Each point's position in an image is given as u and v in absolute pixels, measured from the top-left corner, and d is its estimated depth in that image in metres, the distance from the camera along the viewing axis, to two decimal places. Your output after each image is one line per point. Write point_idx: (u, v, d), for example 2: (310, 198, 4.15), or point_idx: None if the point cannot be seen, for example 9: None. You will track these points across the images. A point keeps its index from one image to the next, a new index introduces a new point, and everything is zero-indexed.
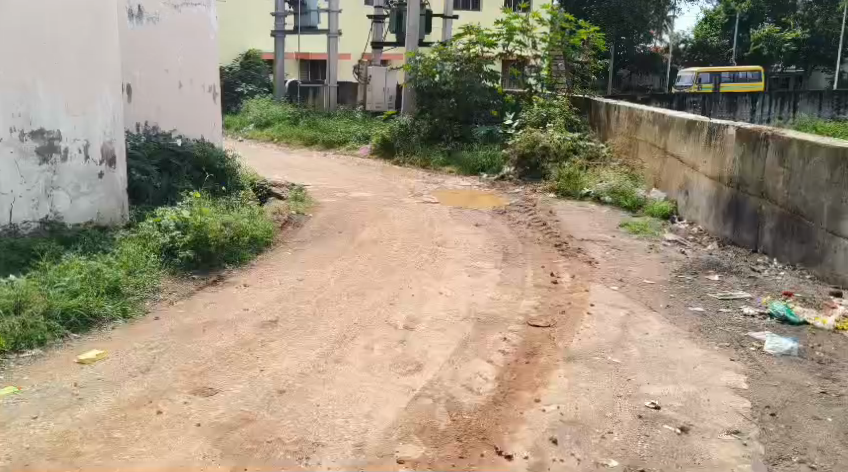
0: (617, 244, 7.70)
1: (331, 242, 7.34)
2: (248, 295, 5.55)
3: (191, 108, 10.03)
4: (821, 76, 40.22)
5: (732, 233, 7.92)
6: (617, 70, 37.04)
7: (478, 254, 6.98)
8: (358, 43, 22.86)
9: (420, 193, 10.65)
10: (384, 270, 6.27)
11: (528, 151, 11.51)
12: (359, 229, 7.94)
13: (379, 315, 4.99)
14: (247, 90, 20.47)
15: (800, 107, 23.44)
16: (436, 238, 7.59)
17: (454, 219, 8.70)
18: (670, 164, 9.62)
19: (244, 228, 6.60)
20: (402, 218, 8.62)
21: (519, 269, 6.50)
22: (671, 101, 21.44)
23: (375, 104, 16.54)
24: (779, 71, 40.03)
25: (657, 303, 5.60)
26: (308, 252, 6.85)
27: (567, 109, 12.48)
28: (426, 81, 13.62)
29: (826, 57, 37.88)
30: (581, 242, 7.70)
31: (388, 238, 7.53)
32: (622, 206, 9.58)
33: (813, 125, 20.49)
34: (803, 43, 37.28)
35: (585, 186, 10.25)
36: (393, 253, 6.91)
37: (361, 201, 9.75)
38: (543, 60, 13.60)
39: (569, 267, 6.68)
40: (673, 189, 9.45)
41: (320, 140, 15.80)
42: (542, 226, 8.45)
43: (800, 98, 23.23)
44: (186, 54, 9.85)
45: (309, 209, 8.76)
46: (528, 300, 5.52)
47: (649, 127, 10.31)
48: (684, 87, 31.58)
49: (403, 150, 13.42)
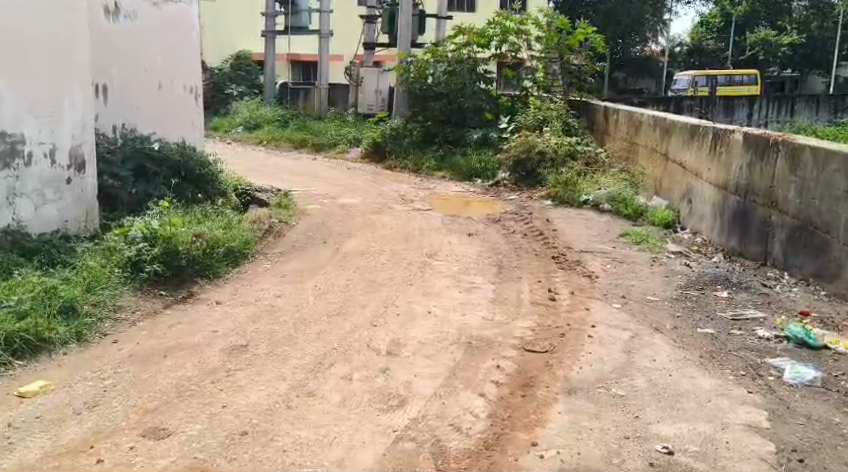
0: (618, 256, 7.28)
1: (313, 253, 6.90)
2: (219, 314, 5.09)
3: (171, 109, 9.61)
4: (817, 81, 39.95)
5: (739, 244, 7.51)
6: (612, 73, 36.66)
7: (470, 267, 6.55)
8: (348, 45, 22.38)
9: (411, 199, 10.21)
10: (368, 285, 5.83)
11: (523, 155, 11.10)
12: (345, 239, 7.50)
13: (360, 338, 4.55)
14: (236, 92, 20.07)
15: (799, 111, 23.09)
16: (426, 249, 7.17)
17: (445, 228, 8.28)
18: (672, 170, 9.21)
19: (219, 240, 6.16)
20: (391, 227, 8.19)
21: (513, 284, 6.08)
22: (668, 104, 21.05)
23: (366, 107, 16.34)
24: (775, 75, 39.72)
25: (664, 323, 5.15)
26: (288, 266, 6.41)
27: (564, 112, 12.05)
28: (418, 83, 13.17)
29: (822, 61, 37.57)
30: (580, 254, 7.28)
31: (375, 249, 7.10)
32: (621, 214, 9.17)
33: (812, 129, 20.13)
34: (799, 47, 36.98)
35: (583, 193, 9.85)
36: (380, 266, 6.48)
37: (348, 208, 9.31)
38: (538, 62, 13.17)
39: (567, 281, 6.26)
40: (676, 196, 9.04)
41: (310, 142, 15.36)
42: (538, 236, 8.03)
43: (798, 102, 22.85)
44: (165, 54, 9.41)
45: (292, 217, 8.33)
46: (524, 320, 5.08)
47: (650, 131, 9.91)
48: (679, 90, 31.20)
49: (393, 154, 13.01)
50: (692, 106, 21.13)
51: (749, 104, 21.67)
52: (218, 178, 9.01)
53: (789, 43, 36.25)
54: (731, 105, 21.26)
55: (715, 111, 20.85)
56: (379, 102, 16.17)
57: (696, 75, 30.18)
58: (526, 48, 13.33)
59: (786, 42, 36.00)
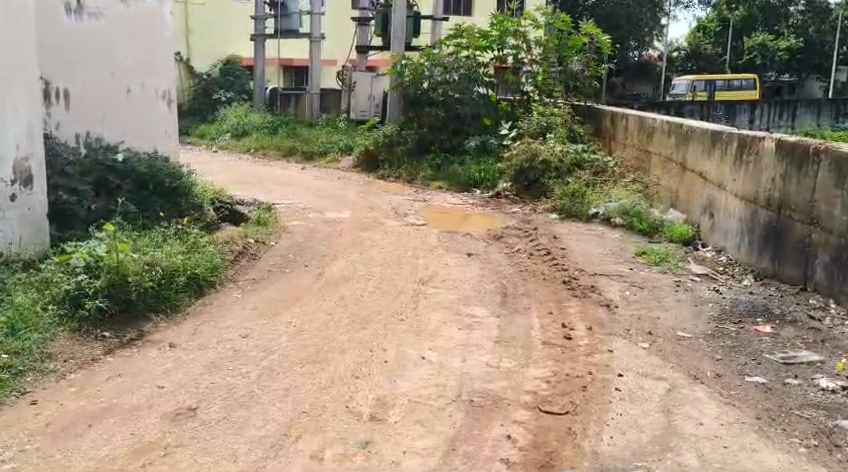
0: (637, 280, 6.44)
1: (292, 280, 6.05)
2: (171, 360, 4.25)
3: (141, 116, 8.74)
4: (816, 85, 39.11)
5: (772, 265, 6.68)
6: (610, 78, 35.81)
7: (471, 297, 5.71)
8: (341, 51, 21.52)
9: (405, 212, 9.38)
10: (353, 322, 4.99)
11: (526, 165, 10.28)
12: (329, 261, 6.67)
13: (338, 397, 3.70)
14: (224, 97, 19.22)
15: (799, 115, 22.29)
16: (421, 274, 6.33)
17: (443, 247, 7.44)
18: (689, 182, 8.39)
19: (179, 267, 5.31)
20: (381, 246, 7.34)
21: (521, 319, 5.23)
22: (669, 109, 20.19)
23: (359, 111, 15.53)
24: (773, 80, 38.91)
25: (705, 370, 4.30)
26: (261, 298, 5.58)
27: (568, 118, 11.22)
28: (413, 88, 12.43)
29: (821, 66, 36.77)
30: (594, 277, 6.45)
31: (362, 274, 6.25)
32: (635, 229, 8.33)
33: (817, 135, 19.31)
34: (797, 52, 36.20)
35: (592, 205, 8.99)
36: (366, 296, 5.63)
37: (335, 224, 8.48)
38: (539, 65, 12.31)
39: (583, 313, 5.42)
40: (695, 209, 8.21)
41: (299, 151, 14.52)
42: (546, 257, 7.18)
43: (800, 107, 21.96)
44: (137, 55, 8.52)
45: (272, 234, 7.49)
46: (535, 367, 4.24)
47: (663, 139, 9.09)
48: (678, 94, 30.30)
49: (388, 164, 12.18)
50: (693, 110, 20.28)
51: (752, 108, 20.81)
52: (192, 191, 8.19)
53: (787, 48, 35.44)
54: (733, 109, 20.43)
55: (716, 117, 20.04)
56: (374, 107, 15.36)
57: (695, 80, 29.34)
58: (528, 51, 12.43)
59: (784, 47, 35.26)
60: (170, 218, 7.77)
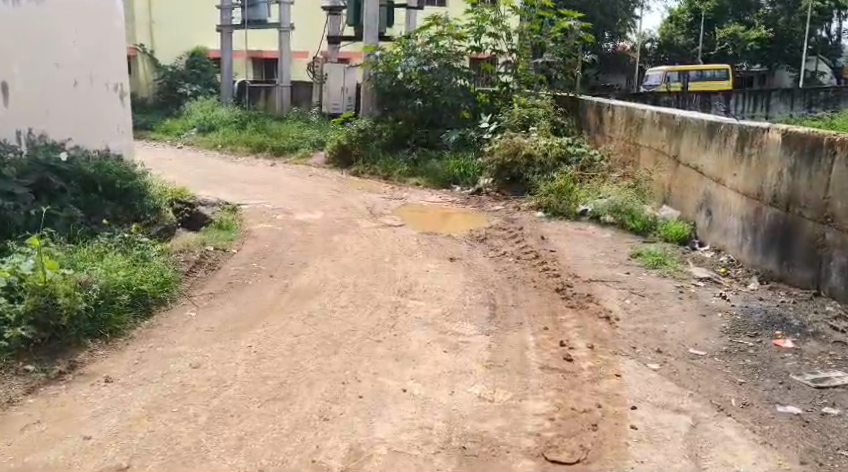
0: (636, 287, 5.86)
1: (255, 296, 5.41)
2: (106, 400, 3.67)
3: (90, 112, 8.00)
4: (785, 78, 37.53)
5: (779, 268, 6.10)
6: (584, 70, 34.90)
7: (456, 310, 5.12)
8: (311, 41, 20.69)
9: (379, 212, 8.76)
10: (324, 344, 4.36)
11: (508, 160, 9.70)
12: (296, 271, 6.03)
13: (302, 449, 3.19)
14: (190, 91, 18.44)
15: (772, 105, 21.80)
16: (400, 284, 5.72)
17: (423, 251, 6.84)
18: (683, 176, 7.82)
19: (121, 284, 4.70)
20: (355, 252, 6.72)
21: (514, 336, 4.64)
22: (645, 101, 19.66)
23: (331, 105, 14.64)
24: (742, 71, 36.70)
25: (729, 398, 3.72)
26: (221, 316, 4.97)
27: (552, 110, 10.72)
28: (387, 79, 11.75)
29: (792, 56, 35.07)
30: (589, 283, 5.88)
31: (334, 287, 5.63)
32: (627, 228, 7.78)
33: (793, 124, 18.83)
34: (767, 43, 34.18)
35: (580, 203, 8.43)
36: (339, 312, 5.02)
37: (304, 226, 7.83)
38: (518, 54, 11.75)
39: (581, 328, 4.83)
40: (690, 206, 7.63)
41: (269, 146, 13.80)
42: (535, 260, 6.59)
43: (774, 98, 21.52)
44: (81, 45, 7.78)
45: (234, 240, 6.84)
46: (536, 399, 3.67)
47: (654, 130, 8.51)
48: (649, 86, 29.19)
49: (362, 159, 11.43)
50: (668, 102, 19.76)
51: (726, 98, 20.36)
52: (147, 192, 7.51)
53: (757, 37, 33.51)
54: (708, 99, 19.94)
55: (692, 107, 19.47)
56: (346, 101, 14.50)
57: (668, 71, 28.38)
58: (504, 40, 11.88)
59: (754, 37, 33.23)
60: (123, 223, 7.11)
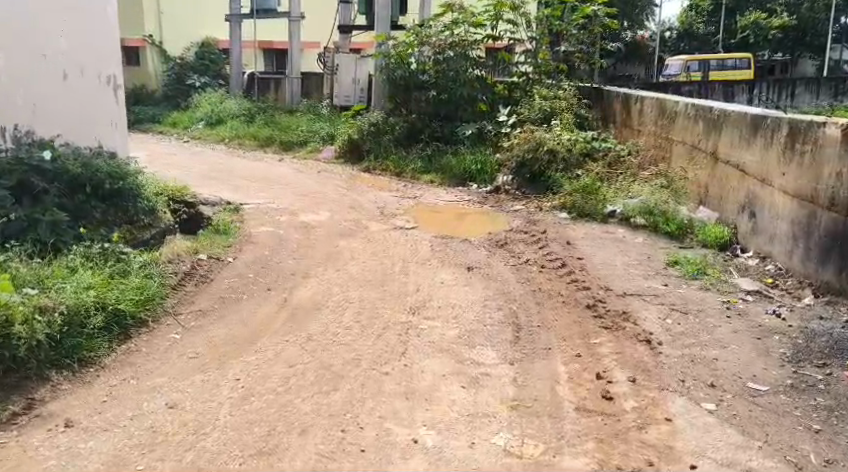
0: (677, 302, 5.21)
1: (251, 313, 4.84)
2: (60, 453, 3.18)
3: (82, 105, 7.39)
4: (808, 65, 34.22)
5: (837, 279, 5.42)
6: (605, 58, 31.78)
7: (475, 333, 4.51)
8: (322, 31, 20.00)
9: (391, 213, 8.16)
10: (322, 377, 3.77)
11: (529, 156, 9.07)
12: (297, 283, 5.45)
13: None
14: (199, 82, 17.89)
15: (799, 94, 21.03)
16: (412, 300, 5.12)
17: (437, 259, 6.23)
18: (722, 174, 7.14)
19: (93, 304, 4.12)
20: (362, 260, 6.12)
21: (543, 365, 4.04)
22: (665, 90, 18.83)
23: (343, 97, 13.93)
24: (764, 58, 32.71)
25: (808, 453, 3.24)
26: (210, 338, 4.40)
27: (575, 101, 10.05)
28: (400, 69, 11.10)
29: (814, 44, 32.30)
30: (623, 298, 5.25)
31: (338, 302, 5.05)
32: (660, 231, 7.14)
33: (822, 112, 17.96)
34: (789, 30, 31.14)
35: (608, 204, 7.78)
36: (343, 333, 4.44)
37: (309, 229, 7.25)
38: (538, 42, 11.08)
39: (619, 355, 4.23)
40: (730, 207, 6.96)
41: (277, 140, 13.22)
42: (560, 270, 5.95)
43: (799, 87, 20.67)
44: (71, 34, 7.19)
45: (232, 246, 6.26)
46: (574, 455, 3.20)
47: (687, 124, 7.86)
48: (668, 76, 28.09)
49: (373, 155, 10.79)
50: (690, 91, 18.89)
51: (750, 88, 19.41)
52: (141, 192, 6.95)
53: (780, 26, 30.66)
54: (732, 89, 18.98)
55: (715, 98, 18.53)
56: (358, 93, 13.79)
57: (688, 60, 27.14)
58: (524, 28, 11.15)
59: (776, 26, 30.48)
60: (116, 227, 6.57)
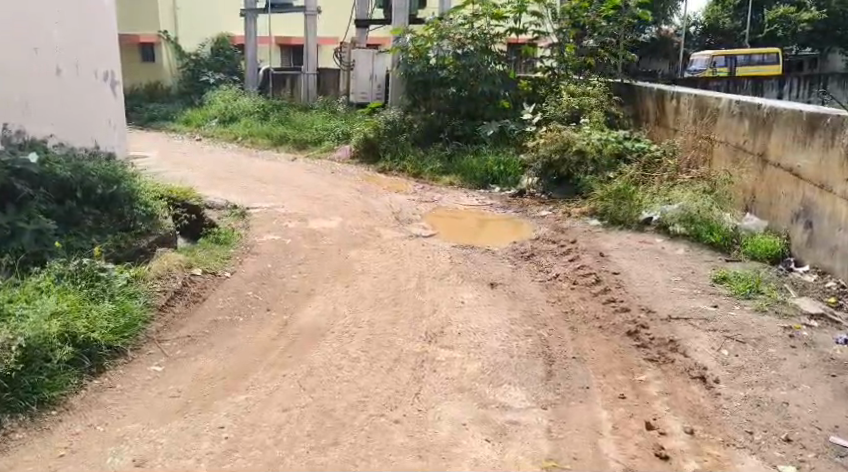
0: (731, 328, 4.51)
1: (245, 340, 4.26)
2: None
3: (73, 104, 6.79)
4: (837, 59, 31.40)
5: None
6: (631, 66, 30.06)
7: (500, 367, 3.92)
8: (338, 26, 19.36)
9: (407, 218, 7.59)
10: (321, 426, 3.26)
11: (556, 157, 8.43)
12: (302, 302, 4.90)
13: None
14: (213, 79, 17.38)
15: (831, 90, 20.40)
16: (428, 324, 4.51)
17: (457, 274, 5.62)
18: (772, 178, 6.48)
19: (56, 333, 3.58)
20: (375, 274, 5.54)
21: (582, 411, 3.47)
22: (693, 85, 18.04)
23: (359, 94, 13.33)
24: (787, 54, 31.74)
25: None
26: (197, 367, 3.87)
27: (605, 98, 9.39)
28: (419, 64, 10.43)
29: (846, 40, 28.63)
30: (668, 323, 4.59)
31: (345, 327, 4.45)
32: (702, 241, 6.49)
33: None
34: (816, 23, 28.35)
35: (643, 210, 7.14)
36: (348, 366, 3.87)
37: (319, 237, 6.68)
38: (565, 35, 10.42)
39: (670, 395, 3.64)
40: (781, 214, 6.31)
41: (290, 139, 12.67)
42: (594, 287, 5.32)
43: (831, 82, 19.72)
44: (63, 27, 6.59)
45: (232, 258, 5.70)
46: None
47: (731, 123, 7.18)
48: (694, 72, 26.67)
49: (389, 154, 10.22)
50: (718, 87, 18.15)
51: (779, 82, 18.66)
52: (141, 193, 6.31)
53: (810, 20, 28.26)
54: (761, 85, 18.24)
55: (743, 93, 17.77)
56: (375, 90, 13.18)
57: (714, 56, 25.86)
58: (549, 19, 10.58)
59: (805, 19, 28.20)
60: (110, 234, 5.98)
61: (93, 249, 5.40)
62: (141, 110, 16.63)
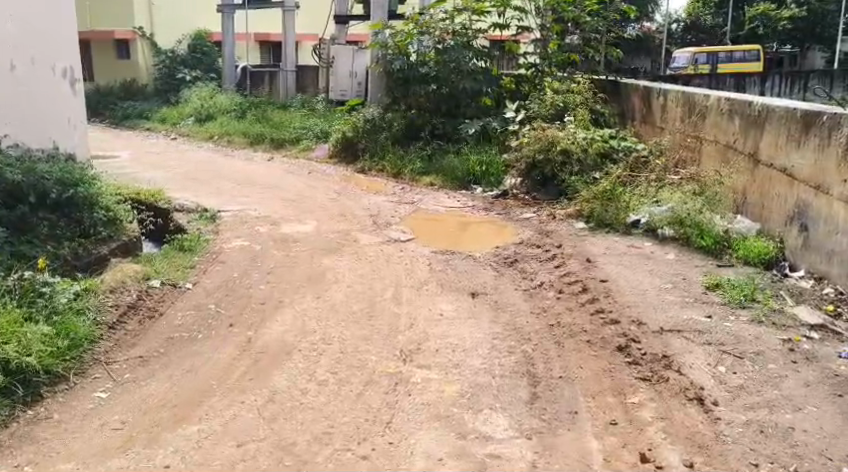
0: (728, 340, 4.22)
1: (203, 360, 3.91)
2: None
3: (30, 103, 6.33)
4: (818, 56, 31.17)
5: None
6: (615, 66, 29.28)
7: (482, 388, 3.62)
8: (318, 23, 18.94)
9: (385, 222, 7.24)
10: (280, 464, 2.98)
11: (540, 157, 8.12)
12: (270, 315, 4.55)
13: None
14: (190, 76, 16.93)
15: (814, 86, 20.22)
16: (404, 340, 4.17)
17: (436, 283, 5.29)
18: (764, 179, 6.20)
19: None
20: (348, 284, 5.19)
21: (570, 441, 3.21)
22: (676, 81, 17.75)
23: (340, 92, 12.93)
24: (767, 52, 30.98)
25: None
26: (148, 391, 3.59)
27: (589, 95, 9.08)
28: (399, 60, 10.08)
29: (823, 36, 29.07)
30: (659, 335, 4.27)
31: (314, 344, 4.11)
32: (692, 245, 6.19)
33: None
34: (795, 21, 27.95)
35: (631, 212, 6.84)
36: (315, 390, 3.55)
37: (293, 243, 6.33)
38: (549, 30, 10.13)
39: (666, 420, 3.38)
40: (775, 217, 6.03)
41: (267, 138, 12.27)
42: (581, 296, 5.00)
43: (813, 79, 19.44)
44: (18, 20, 6.13)
45: (196, 268, 5.34)
46: None
47: (721, 122, 6.89)
48: (676, 69, 26.26)
49: (368, 154, 9.88)
50: (701, 84, 17.94)
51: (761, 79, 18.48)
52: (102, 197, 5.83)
53: (791, 16, 27.69)
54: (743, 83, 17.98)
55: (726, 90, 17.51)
56: (355, 87, 12.80)
57: (696, 53, 25.51)
58: (532, 14, 10.25)
59: (785, 17, 27.51)
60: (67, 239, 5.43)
61: (37, 261, 4.99)
62: (115, 109, 16.17)
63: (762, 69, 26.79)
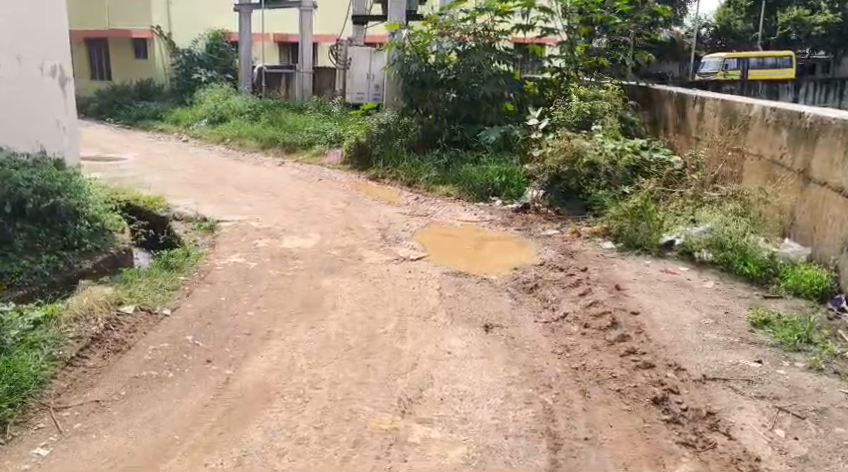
0: (782, 391, 3.62)
1: (170, 405, 3.38)
2: None
3: (14, 103, 5.61)
4: None
5: None
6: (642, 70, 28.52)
7: (492, 455, 3.09)
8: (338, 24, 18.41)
9: (395, 237, 6.66)
10: None
11: (565, 168, 7.50)
12: (256, 347, 4.00)
13: None
14: (205, 77, 16.47)
15: None
16: (404, 386, 3.60)
17: (447, 312, 4.70)
18: (815, 198, 5.55)
19: None
20: (347, 310, 4.64)
21: None
22: (705, 86, 16.97)
23: (355, 94, 12.20)
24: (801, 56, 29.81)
25: None
26: (99, 443, 3.12)
27: (618, 101, 8.45)
28: (416, 63, 9.28)
29: None
30: (702, 383, 3.66)
31: (299, 388, 3.54)
32: (734, 271, 5.56)
33: None
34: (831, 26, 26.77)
35: (665, 232, 6.20)
36: (296, 453, 3.04)
37: (293, 259, 5.79)
38: (576, 32, 9.52)
39: None
40: (827, 242, 5.39)
41: (278, 142, 11.74)
42: (609, 332, 4.38)
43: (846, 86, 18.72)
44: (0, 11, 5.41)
45: (181, 289, 4.81)
46: None
47: (766, 133, 6.25)
48: (705, 74, 25.52)
49: (382, 161, 9.32)
50: (732, 89, 17.14)
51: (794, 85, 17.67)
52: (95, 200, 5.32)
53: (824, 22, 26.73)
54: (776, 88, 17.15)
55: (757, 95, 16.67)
56: (373, 90, 11.97)
57: (726, 57, 24.67)
58: (558, 16, 9.63)
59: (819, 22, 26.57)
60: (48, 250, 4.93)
61: None
62: (129, 109, 15.74)
63: (795, 74, 25.91)
